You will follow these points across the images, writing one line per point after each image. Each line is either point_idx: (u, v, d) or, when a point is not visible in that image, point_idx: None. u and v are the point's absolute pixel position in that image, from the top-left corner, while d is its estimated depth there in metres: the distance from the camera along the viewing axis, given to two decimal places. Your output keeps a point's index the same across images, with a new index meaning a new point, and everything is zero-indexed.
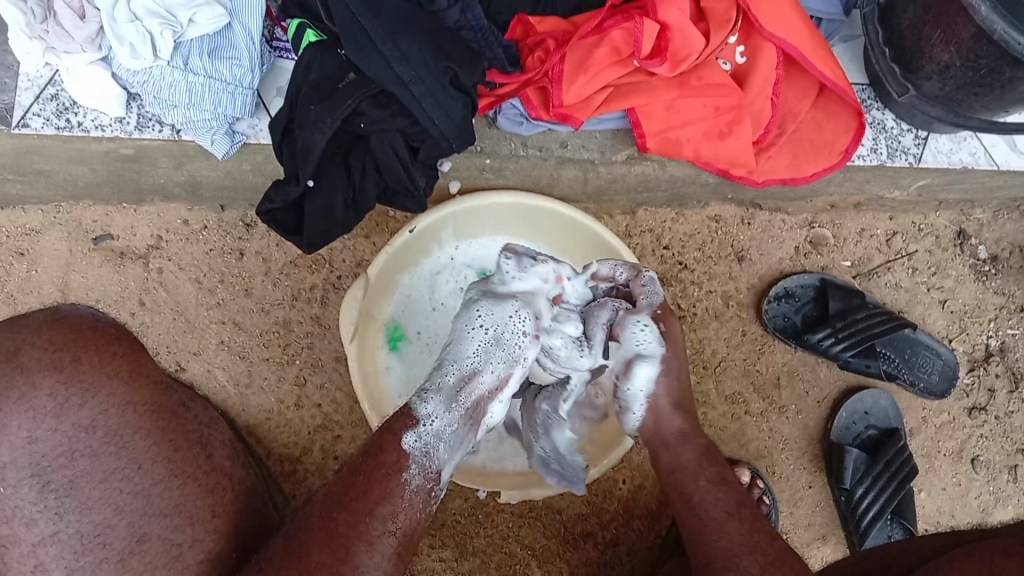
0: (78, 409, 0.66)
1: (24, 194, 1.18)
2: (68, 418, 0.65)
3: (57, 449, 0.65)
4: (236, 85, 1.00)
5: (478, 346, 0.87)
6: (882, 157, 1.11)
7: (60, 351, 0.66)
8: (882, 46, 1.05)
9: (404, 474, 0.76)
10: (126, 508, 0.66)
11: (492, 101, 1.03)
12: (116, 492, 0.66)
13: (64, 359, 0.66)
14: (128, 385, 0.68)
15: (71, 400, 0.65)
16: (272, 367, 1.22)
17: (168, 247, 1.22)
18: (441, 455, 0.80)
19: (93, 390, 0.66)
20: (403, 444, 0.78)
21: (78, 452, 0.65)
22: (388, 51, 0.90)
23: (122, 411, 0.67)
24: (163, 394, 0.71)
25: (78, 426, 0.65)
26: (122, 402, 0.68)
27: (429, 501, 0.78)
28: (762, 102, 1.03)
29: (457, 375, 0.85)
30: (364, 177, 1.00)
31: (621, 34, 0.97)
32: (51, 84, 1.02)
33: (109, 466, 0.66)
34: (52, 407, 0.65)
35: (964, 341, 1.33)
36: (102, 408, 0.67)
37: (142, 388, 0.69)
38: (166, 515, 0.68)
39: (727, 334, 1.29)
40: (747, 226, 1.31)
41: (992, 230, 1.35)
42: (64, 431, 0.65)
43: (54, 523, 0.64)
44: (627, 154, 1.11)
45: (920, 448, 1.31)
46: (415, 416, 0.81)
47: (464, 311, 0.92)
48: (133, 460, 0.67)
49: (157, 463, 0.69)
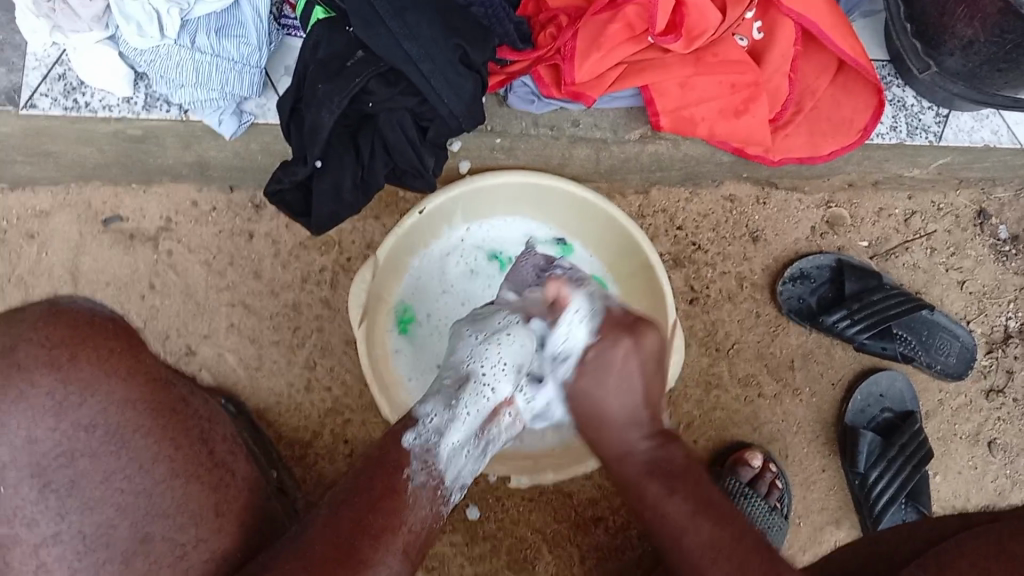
0: (77, 408, 0.63)
1: (34, 174, 1.18)
2: (67, 417, 0.62)
3: (56, 448, 0.62)
4: (244, 64, 0.99)
5: (467, 350, 0.88)
6: (901, 135, 1.09)
7: (57, 349, 0.63)
8: (904, 21, 1.02)
9: (406, 468, 0.77)
10: (129, 507, 0.64)
11: (503, 79, 1.01)
12: (117, 493, 0.63)
13: (62, 357, 0.63)
14: (126, 385, 0.65)
15: (70, 398, 0.62)
16: (281, 349, 1.21)
17: (178, 229, 1.21)
18: (445, 451, 0.81)
19: (91, 388, 0.63)
20: (402, 442, 0.79)
21: (78, 452, 0.62)
22: (397, 28, 0.88)
23: (122, 410, 0.64)
24: (162, 391, 0.68)
25: (77, 426, 0.63)
26: (122, 401, 0.65)
27: (434, 499, 0.78)
28: (778, 79, 1.01)
29: (453, 376, 0.86)
30: (373, 157, 0.99)
31: (635, 10, 0.96)
32: (58, 64, 1.01)
33: (109, 466, 0.63)
34: (51, 406, 0.62)
35: (982, 323, 1.31)
36: (102, 407, 0.64)
37: (141, 385, 0.66)
38: (169, 515, 0.65)
39: (741, 315, 1.28)
40: (763, 205, 1.29)
41: (1014, 209, 1.32)
42: (63, 430, 0.62)
43: (56, 523, 0.61)
44: (640, 134, 1.09)
45: (936, 431, 1.29)
46: (415, 418, 0.83)
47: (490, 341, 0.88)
48: (133, 460, 0.64)
49: (159, 461, 0.66)
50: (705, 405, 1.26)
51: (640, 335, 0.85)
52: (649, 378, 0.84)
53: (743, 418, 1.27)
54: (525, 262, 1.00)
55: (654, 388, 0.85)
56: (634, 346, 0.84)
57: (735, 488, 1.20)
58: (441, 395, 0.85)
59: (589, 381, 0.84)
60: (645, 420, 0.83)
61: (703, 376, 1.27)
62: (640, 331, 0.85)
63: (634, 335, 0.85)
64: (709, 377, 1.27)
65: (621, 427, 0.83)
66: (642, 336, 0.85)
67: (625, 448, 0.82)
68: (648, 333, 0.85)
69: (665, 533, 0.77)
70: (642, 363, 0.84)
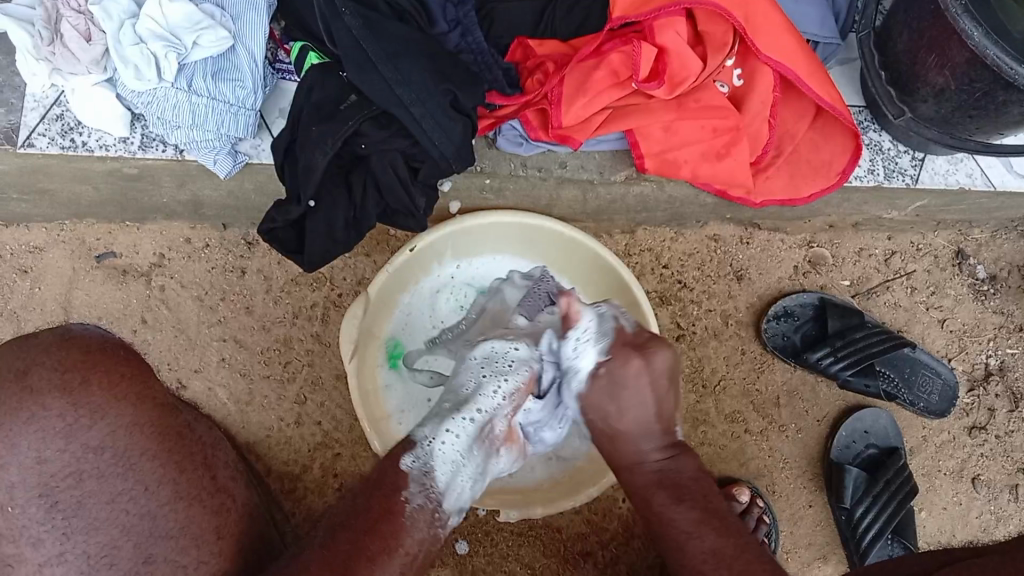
0: (86, 431, 0.63)
1: (28, 212, 1.20)
2: (75, 439, 0.62)
3: (64, 469, 0.62)
4: (239, 107, 1.01)
5: (470, 379, 0.92)
6: (879, 178, 1.12)
7: (70, 373, 0.63)
8: (879, 69, 1.06)
9: (406, 490, 0.77)
10: (134, 528, 0.62)
11: (492, 122, 1.04)
12: (122, 514, 0.62)
13: (74, 380, 0.63)
14: (136, 408, 0.65)
15: (78, 422, 0.62)
16: (272, 385, 1.22)
17: (171, 265, 1.23)
18: (441, 475, 0.81)
19: (99, 413, 0.63)
20: (401, 464, 0.80)
21: (86, 473, 0.62)
22: (389, 73, 0.91)
23: (130, 433, 0.64)
24: (170, 415, 0.68)
25: (86, 447, 0.62)
26: (131, 425, 0.64)
27: (433, 521, 0.77)
28: (759, 124, 1.03)
29: (452, 402, 0.89)
30: (365, 196, 1.01)
31: (620, 57, 0.98)
32: (56, 104, 1.03)
33: (115, 487, 0.63)
34: (61, 428, 0.62)
35: (963, 360, 1.34)
36: (110, 429, 0.63)
37: (149, 410, 0.66)
38: (171, 536, 0.63)
39: (727, 352, 1.30)
40: (746, 245, 1.32)
41: (991, 250, 1.35)
42: (72, 452, 0.62)
43: (60, 543, 0.60)
44: (626, 175, 1.12)
45: (920, 467, 1.31)
46: (413, 441, 0.83)
47: (490, 370, 0.93)
48: (138, 481, 0.63)
49: (164, 484, 0.65)
50: (691, 440, 1.28)
51: (651, 359, 0.83)
52: (661, 397, 0.83)
53: (730, 454, 1.28)
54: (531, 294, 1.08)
55: (666, 403, 0.84)
56: (643, 367, 0.83)
57: None
58: (439, 416, 0.87)
59: (603, 399, 0.84)
60: (655, 430, 0.83)
61: (689, 412, 1.28)
62: (651, 349, 0.84)
63: (643, 356, 0.83)
64: (695, 414, 1.28)
65: (635, 436, 0.83)
66: (651, 358, 0.83)
67: (638, 456, 0.83)
68: (659, 356, 0.83)
69: (671, 539, 0.79)
70: (655, 382, 0.83)
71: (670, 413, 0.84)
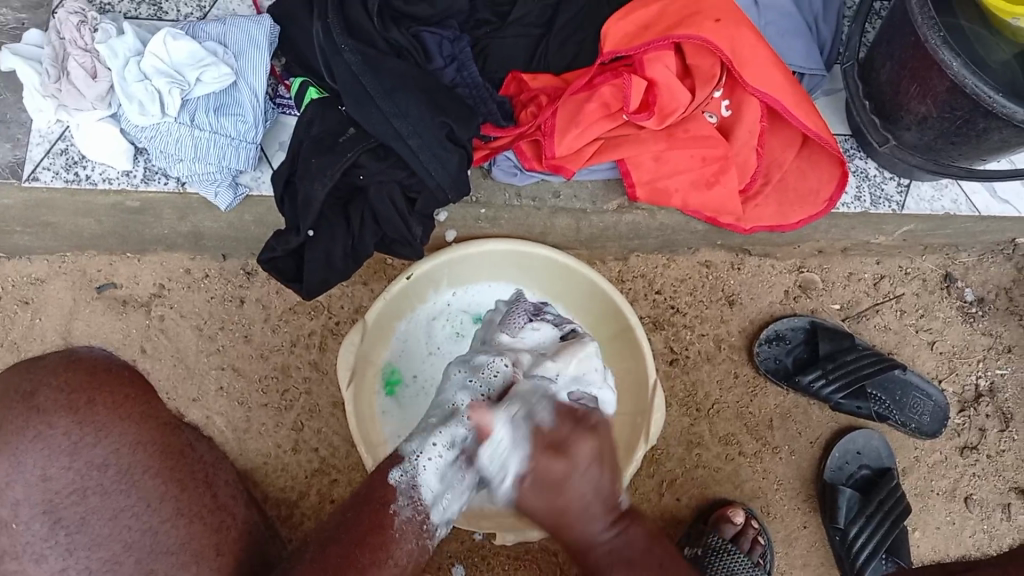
0: (92, 448, 0.54)
1: (30, 244, 1.22)
2: (81, 456, 0.53)
3: (69, 485, 0.53)
4: (240, 141, 1.03)
5: (457, 386, 0.93)
6: (866, 204, 1.15)
7: (77, 392, 0.55)
8: (863, 99, 1.09)
9: (394, 502, 0.77)
10: (136, 545, 0.54)
11: (487, 153, 1.06)
12: (125, 529, 0.54)
13: (80, 399, 0.55)
14: (140, 427, 0.57)
15: (85, 439, 0.54)
16: (270, 413, 1.24)
17: (170, 296, 1.25)
18: (427, 492, 0.81)
19: (104, 430, 0.55)
20: (389, 478, 0.80)
21: (90, 490, 0.53)
22: (388, 107, 0.94)
23: (134, 450, 0.56)
24: (173, 433, 0.60)
25: (91, 464, 0.54)
26: (135, 442, 0.56)
27: (422, 532, 0.77)
28: (747, 153, 1.06)
29: (441, 415, 0.90)
30: (363, 227, 1.03)
31: (611, 90, 1.01)
32: (61, 139, 1.06)
33: (118, 503, 0.54)
34: (67, 446, 0.53)
35: (954, 382, 1.36)
36: (115, 448, 0.55)
37: (151, 430, 0.58)
38: (173, 552, 0.55)
39: (720, 375, 1.32)
40: (737, 270, 1.34)
41: (978, 274, 1.37)
42: (77, 469, 0.53)
43: (63, 558, 0.52)
44: (617, 204, 1.15)
45: (913, 488, 1.33)
46: (402, 454, 0.84)
47: (476, 378, 0.93)
48: (141, 498, 0.55)
49: (166, 500, 0.56)
50: (686, 463, 1.30)
51: (573, 452, 0.78)
52: (597, 482, 0.79)
53: (725, 477, 1.30)
54: (519, 309, 1.07)
55: (604, 485, 0.80)
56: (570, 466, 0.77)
57: (718, 544, 1.23)
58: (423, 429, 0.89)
59: (539, 504, 0.79)
60: (601, 512, 0.80)
61: (684, 435, 1.30)
62: (571, 444, 0.79)
63: (565, 453, 0.78)
64: (690, 436, 1.30)
65: (580, 523, 0.79)
66: (573, 456, 0.78)
67: (589, 540, 0.80)
68: (581, 446, 0.78)
69: None
70: (585, 475, 0.78)
71: (609, 492, 0.80)
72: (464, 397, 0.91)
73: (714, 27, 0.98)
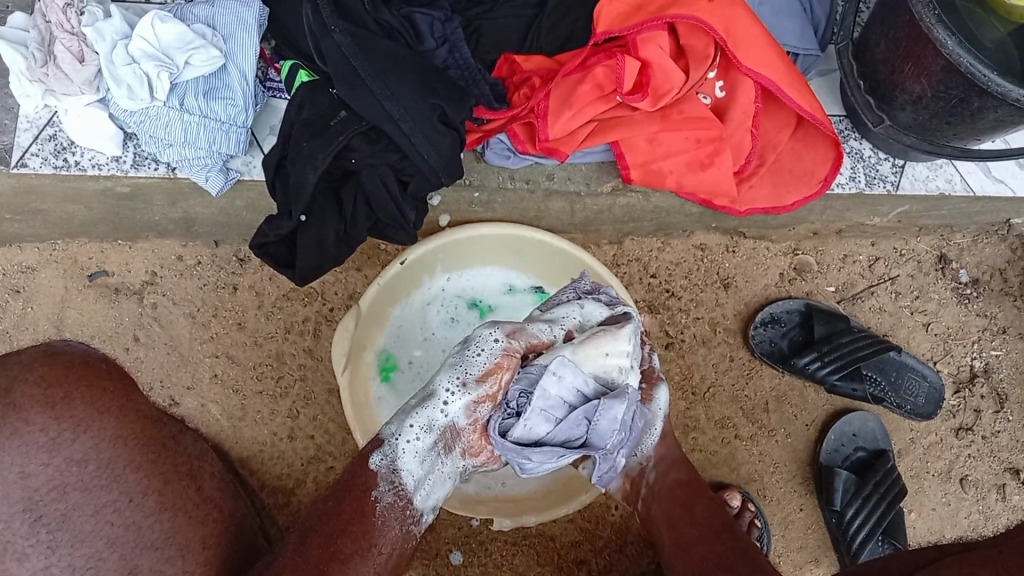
0: (71, 443, 0.61)
1: (20, 232, 1.21)
2: (60, 452, 0.60)
3: (49, 482, 0.59)
4: (230, 125, 1.03)
5: (447, 363, 0.90)
6: (860, 185, 1.15)
7: (53, 387, 0.62)
8: (857, 79, 1.09)
9: (375, 490, 0.82)
10: (120, 540, 0.61)
11: (480, 136, 1.06)
12: (107, 525, 0.61)
13: (57, 395, 0.62)
14: (119, 420, 0.65)
15: (63, 435, 0.61)
16: (264, 400, 1.23)
17: (162, 283, 1.24)
18: (407, 479, 0.85)
19: (83, 425, 0.62)
20: (368, 464, 0.84)
21: (70, 486, 0.60)
22: (379, 90, 0.93)
23: (114, 445, 0.64)
24: (154, 426, 0.68)
25: (70, 460, 0.61)
26: (115, 437, 0.64)
27: (404, 519, 0.83)
28: (741, 134, 1.05)
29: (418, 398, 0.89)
30: (355, 211, 1.02)
31: (604, 71, 1.00)
32: (49, 125, 1.05)
33: (101, 498, 0.62)
34: (45, 442, 0.60)
35: (949, 363, 1.35)
36: (94, 442, 0.62)
37: (131, 423, 0.66)
38: (157, 547, 0.63)
39: (716, 359, 1.32)
40: (732, 253, 1.33)
41: (973, 255, 1.37)
42: (56, 465, 0.60)
43: (46, 556, 0.58)
44: (613, 186, 1.14)
45: (908, 469, 1.33)
46: (381, 439, 0.86)
47: (461, 358, 0.89)
48: (123, 493, 0.63)
49: (149, 494, 0.64)
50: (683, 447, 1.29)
51: None
52: None
53: (721, 460, 1.30)
54: (569, 290, 1.01)
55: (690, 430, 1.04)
56: None
57: None
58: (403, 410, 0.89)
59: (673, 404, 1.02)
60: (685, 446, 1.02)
61: (680, 419, 1.30)
62: None
63: None
64: (685, 420, 1.30)
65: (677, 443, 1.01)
66: None
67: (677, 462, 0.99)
68: None
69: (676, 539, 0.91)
70: None
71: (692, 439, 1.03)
72: (444, 379, 0.88)
73: (708, 8, 0.97)
